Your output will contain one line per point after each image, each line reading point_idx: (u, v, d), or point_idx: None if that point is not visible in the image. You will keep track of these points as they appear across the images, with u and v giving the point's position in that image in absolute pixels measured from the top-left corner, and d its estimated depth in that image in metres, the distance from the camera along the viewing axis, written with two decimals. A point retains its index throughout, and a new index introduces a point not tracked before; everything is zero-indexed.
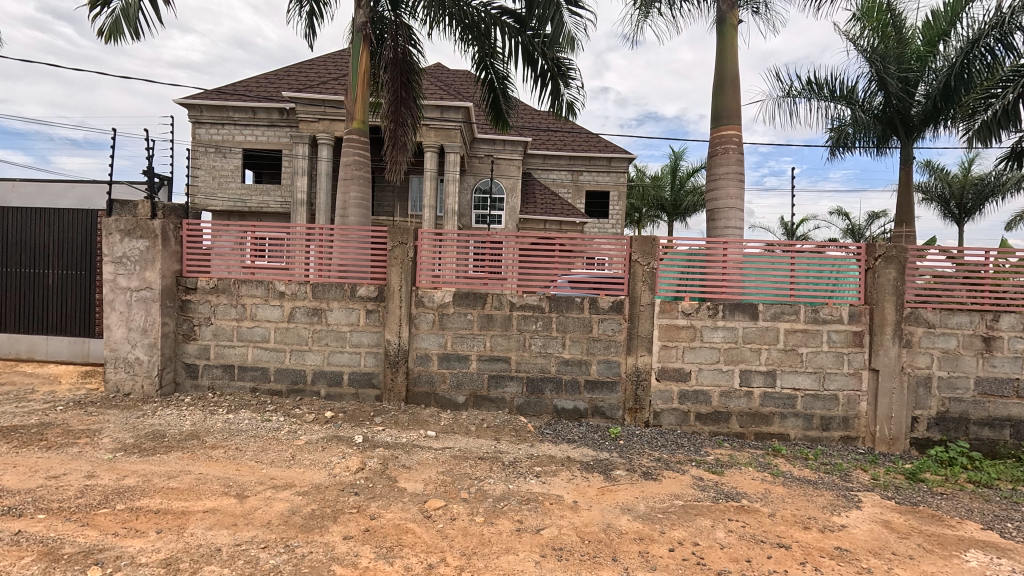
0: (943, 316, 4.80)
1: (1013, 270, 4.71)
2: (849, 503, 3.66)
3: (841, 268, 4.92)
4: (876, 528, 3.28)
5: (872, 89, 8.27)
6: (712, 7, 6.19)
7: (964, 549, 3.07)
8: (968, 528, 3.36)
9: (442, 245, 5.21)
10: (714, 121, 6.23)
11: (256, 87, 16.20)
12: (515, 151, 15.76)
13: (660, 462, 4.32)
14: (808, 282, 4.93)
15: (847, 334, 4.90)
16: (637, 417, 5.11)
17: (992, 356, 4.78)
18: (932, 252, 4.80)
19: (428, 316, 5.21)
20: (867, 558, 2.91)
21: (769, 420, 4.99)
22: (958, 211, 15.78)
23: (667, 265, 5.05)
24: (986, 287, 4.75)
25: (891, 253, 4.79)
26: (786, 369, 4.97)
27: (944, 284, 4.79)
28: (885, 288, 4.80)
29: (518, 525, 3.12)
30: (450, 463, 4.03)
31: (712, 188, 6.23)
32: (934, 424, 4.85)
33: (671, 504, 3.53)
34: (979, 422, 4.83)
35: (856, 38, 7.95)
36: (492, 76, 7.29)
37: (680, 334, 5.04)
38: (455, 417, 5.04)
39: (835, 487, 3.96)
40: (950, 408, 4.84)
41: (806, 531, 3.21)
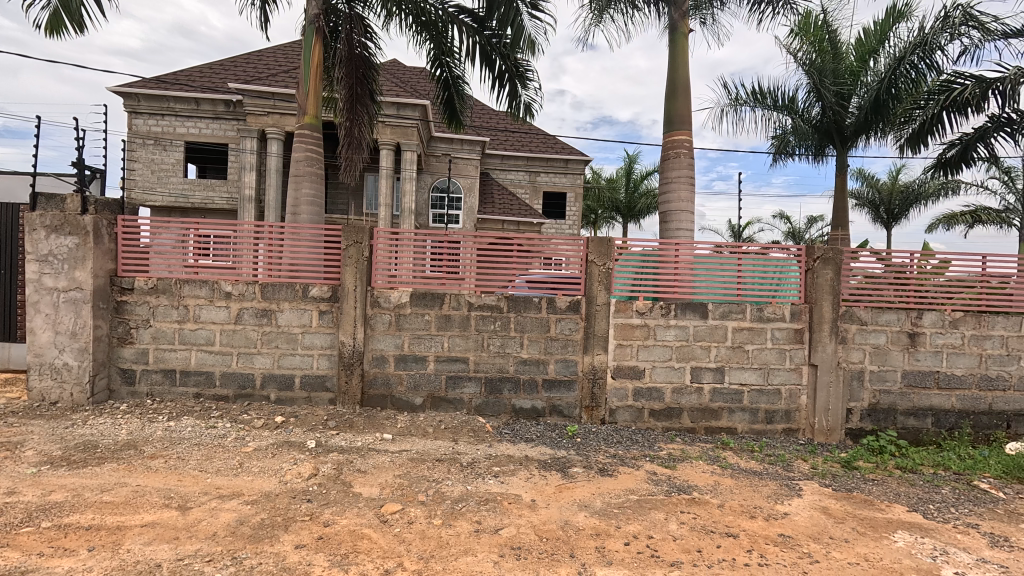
0: (874, 314, 5.14)
1: (934, 271, 5.10)
2: (792, 491, 3.86)
3: (784, 269, 5.20)
4: (815, 514, 3.48)
5: (810, 100, 8.75)
6: (666, 15, 6.37)
7: (892, 531, 3.30)
8: (896, 511, 3.61)
9: (398, 244, 5.13)
10: (666, 126, 6.41)
11: (200, 78, 15.42)
12: (472, 150, 15.69)
13: (616, 458, 4.42)
14: (754, 282, 5.17)
15: (789, 331, 5.18)
16: (593, 415, 5.19)
17: (916, 350, 5.16)
18: (863, 254, 5.15)
19: (384, 317, 5.11)
20: (807, 543, 3.08)
21: (718, 415, 5.20)
22: (887, 217, 16.84)
23: (624, 264, 5.17)
24: (911, 287, 5.13)
25: (829, 255, 5.08)
26: (734, 365, 5.19)
27: (875, 285, 5.14)
28: (823, 288, 5.09)
29: (477, 526, 3.11)
30: (408, 466, 3.97)
31: (665, 191, 6.42)
32: (866, 415, 5.19)
33: (626, 499, 3.61)
34: (905, 412, 5.20)
35: (796, 52, 8.41)
36: (449, 75, 7.25)
37: (634, 333, 5.17)
38: (412, 419, 4.96)
39: (778, 477, 4.17)
40: (880, 400, 5.19)
41: (752, 520, 3.37)
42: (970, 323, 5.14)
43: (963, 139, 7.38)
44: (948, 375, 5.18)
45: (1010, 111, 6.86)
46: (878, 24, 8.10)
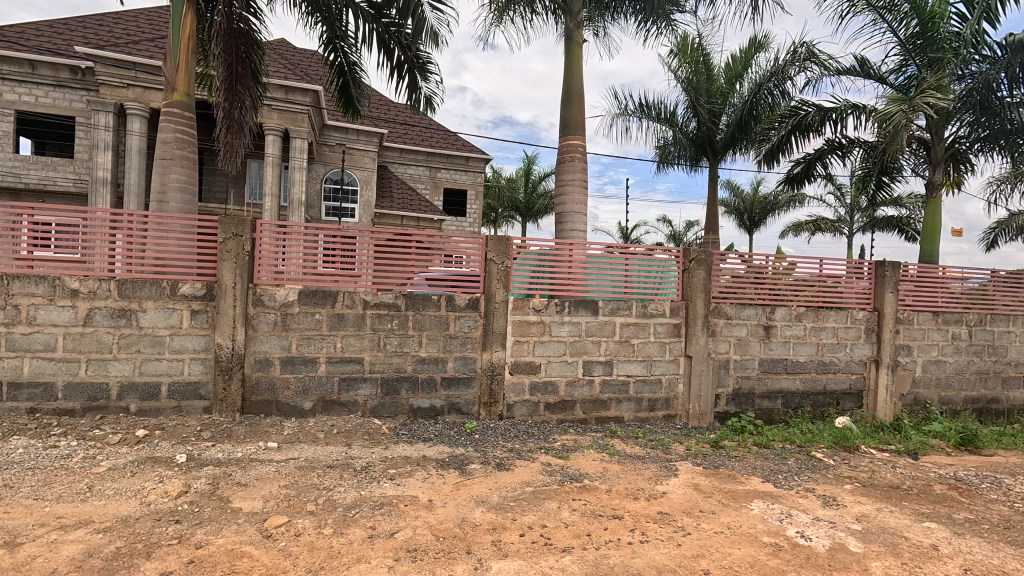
0: (738, 309, 5.80)
1: (785, 272, 5.89)
2: (669, 472, 4.24)
3: (665, 269, 5.66)
4: (688, 491, 3.85)
5: (687, 115, 9.63)
6: (562, 23, 6.63)
7: (750, 500, 3.75)
8: (752, 483, 4.12)
9: (286, 238, 4.80)
10: (562, 130, 6.67)
11: (36, 36, 13.09)
12: (369, 142, 15.10)
13: (512, 452, 4.52)
14: (639, 280, 5.58)
15: (668, 326, 5.66)
16: (492, 411, 5.27)
17: (770, 341, 5.91)
18: (731, 257, 5.78)
19: (269, 316, 4.74)
20: (681, 518, 3.40)
21: (607, 405, 5.54)
22: (749, 224, 19.04)
23: (521, 263, 5.30)
24: (768, 286, 5.87)
25: (701, 257, 5.64)
26: (621, 358, 5.56)
27: (740, 284, 5.80)
28: (696, 286, 5.64)
29: (371, 532, 3.01)
30: (295, 475, 3.73)
31: (560, 192, 6.69)
32: (731, 399, 5.84)
33: (522, 491, 3.71)
34: (761, 395, 5.93)
35: (675, 70, 9.20)
36: (344, 60, 6.90)
37: (531, 329, 5.33)
38: (301, 425, 4.67)
39: (658, 460, 4.54)
40: (742, 385, 5.87)
41: (635, 501, 3.64)
42: (811, 317, 6.01)
43: (807, 158, 8.59)
44: (794, 362, 6.00)
45: (840, 137, 8.11)
46: (743, 52, 9.13)
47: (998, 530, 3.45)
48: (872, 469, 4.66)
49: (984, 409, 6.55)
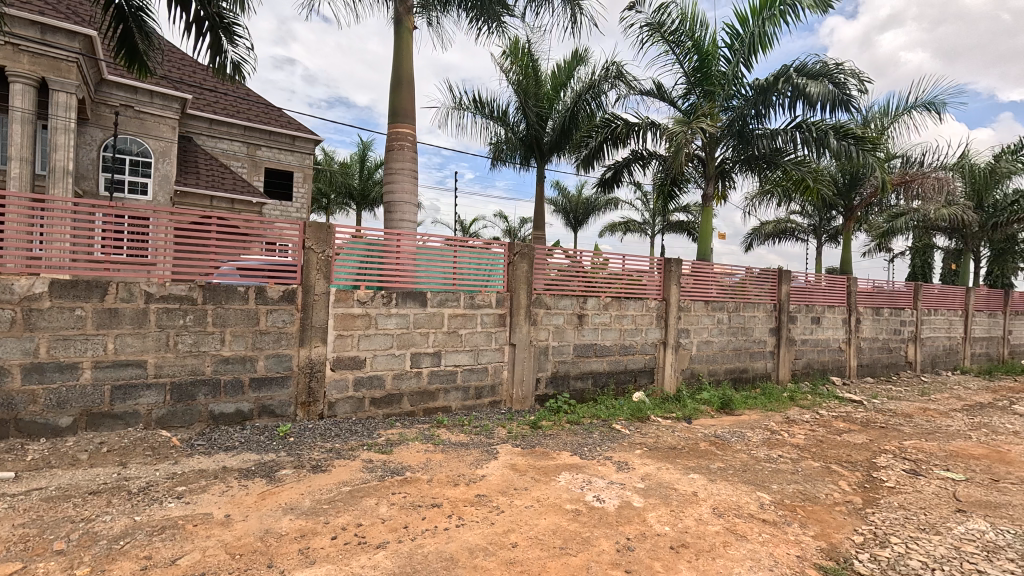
0: (556, 300, 6.31)
1: (597, 267, 6.60)
2: (490, 455, 4.44)
3: (494, 262, 5.89)
4: (505, 472, 4.08)
5: (518, 116, 10.15)
6: (392, 5, 6.42)
7: (558, 473, 4.12)
8: (562, 457, 4.54)
9: (43, 216, 3.84)
10: (391, 117, 6.48)
11: None
12: (167, 108, 12.88)
13: (331, 452, 4.28)
14: (469, 272, 5.71)
15: (494, 316, 5.91)
16: (310, 411, 4.91)
17: (583, 328, 6.57)
18: (557, 252, 6.27)
19: (4, 313, 3.74)
20: (496, 497, 3.58)
21: (435, 396, 5.57)
22: (574, 222, 20.85)
23: (347, 253, 5.02)
24: (584, 279, 6.52)
25: (525, 251, 6.01)
26: (449, 349, 5.64)
27: (562, 278, 6.33)
28: (520, 278, 5.99)
29: (146, 562, 2.57)
30: (39, 509, 3.00)
31: (389, 181, 6.50)
32: (549, 382, 6.35)
33: (338, 492, 3.53)
34: (575, 377, 6.56)
35: (507, 71, 9.61)
36: (124, 3, 5.73)
37: (356, 322, 5.09)
38: (54, 447, 3.77)
39: (481, 445, 4.73)
40: (559, 369, 6.41)
41: (455, 487, 3.73)
42: (615, 306, 6.83)
43: (616, 165, 9.70)
44: (602, 346, 6.76)
45: (643, 150, 9.33)
46: (567, 62, 9.92)
47: (738, 473, 4.34)
48: (657, 434, 5.51)
49: (738, 378, 8.18)
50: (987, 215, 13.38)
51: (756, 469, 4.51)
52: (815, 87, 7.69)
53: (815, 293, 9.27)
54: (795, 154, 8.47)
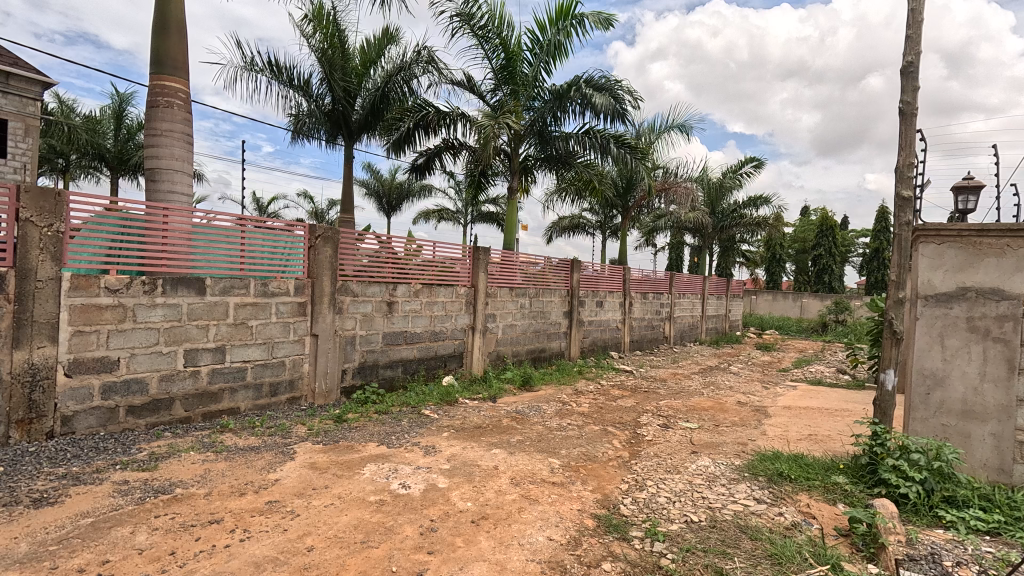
0: (364, 287, 6.04)
1: (408, 254, 6.53)
2: (285, 457, 4.06)
3: (291, 246, 5.34)
4: (302, 472, 3.76)
5: (322, 88, 9.35)
6: None
7: (362, 465, 3.97)
8: (368, 448, 4.39)
9: None
10: (154, 65, 5.34)
11: None
12: None
13: (66, 479, 3.39)
14: (261, 257, 5.09)
15: (292, 305, 5.37)
16: (33, 430, 3.81)
17: (392, 315, 6.43)
18: (369, 237, 6.00)
19: None
20: (291, 501, 3.28)
21: (218, 397, 4.84)
22: (387, 207, 19.90)
23: (91, 230, 4.01)
24: (395, 266, 6.39)
25: (329, 234, 5.60)
26: (235, 343, 4.95)
27: (372, 264, 6.10)
28: (323, 264, 5.57)
29: None
30: None
31: (152, 144, 5.38)
32: (356, 372, 6.06)
33: (74, 528, 2.82)
34: (384, 365, 6.39)
35: (309, 35, 8.75)
36: None
37: (103, 315, 4.10)
38: None
39: (275, 446, 4.28)
40: (367, 358, 6.17)
41: (241, 497, 3.31)
42: (425, 293, 6.84)
43: (428, 152, 9.67)
44: (412, 333, 6.72)
45: (453, 140, 9.49)
46: (377, 38, 9.46)
47: (534, 444, 4.77)
48: (464, 415, 5.72)
49: (537, 357, 8.98)
50: (717, 220, 17.00)
51: (549, 438, 5.01)
52: (600, 99, 8.80)
53: (599, 281, 10.68)
54: (585, 157, 9.56)
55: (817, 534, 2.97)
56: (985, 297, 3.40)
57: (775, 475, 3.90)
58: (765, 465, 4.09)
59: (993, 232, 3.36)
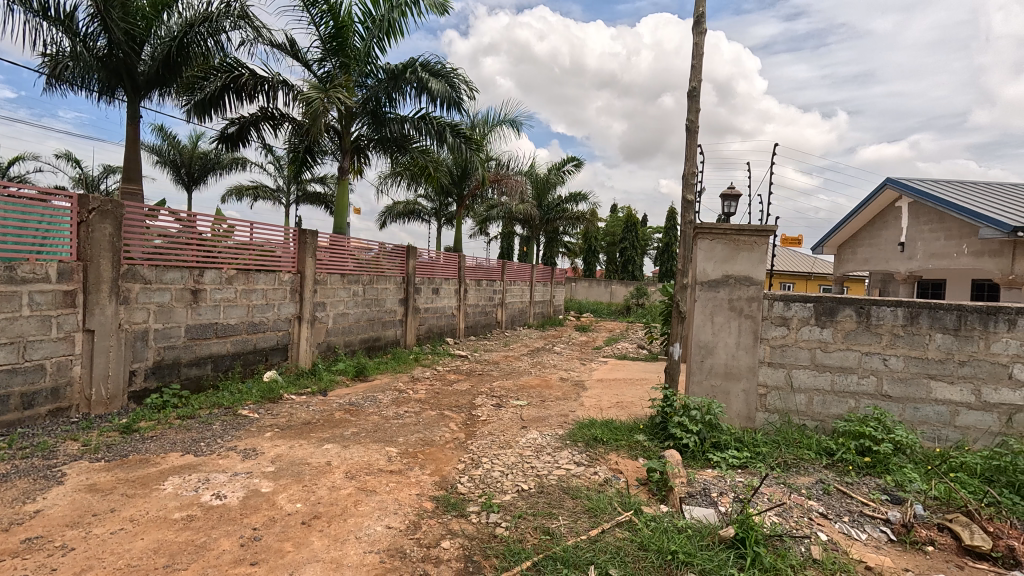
0: (159, 272, 5.13)
1: (219, 235, 5.75)
2: (50, 482, 3.26)
3: (51, 220, 4.23)
4: (76, 498, 3.07)
5: None
6: None
7: (163, 480, 3.40)
8: (170, 460, 3.77)
9: None
10: None
11: None
12: None
13: None
14: (2, 233, 3.93)
15: (54, 295, 4.28)
16: None
17: (198, 305, 5.58)
18: (163, 213, 5.11)
19: None
20: (62, 534, 2.67)
21: None
22: (188, 180, 16.11)
23: None
24: (201, 248, 5.55)
25: (107, 208, 4.60)
26: None
27: (170, 245, 5.20)
28: (100, 244, 4.55)
29: None
30: None
31: None
32: (150, 373, 5.12)
33: None
34: (188, 364, 5.51)
35: None
36: None
37: None
38: None
39: (32, 471, 3.40)
40: (164, 356, 5.25)
41: None
42: (240, 279, 6.08)
43: (241, 120, 8.52)
44: (224, 325, 5.92)
45: (273, 109, 8.52)
46: None
47: (369, 435, 4.63)
48: (290, 412, 5.27)
49: (372, 346, 8.67)
50: (544, 212, 18.32)
51: (385, 427, 4.91)
52: (435, 85, 8.77)
53: (435, 268, 10.71)
54: (420, 142, 9.45)
55: (624, 486, 3.47)
56: (740, 283, 4.31)
57: (591, 439, 4.43)
58: (583, 432, 4.61)
59: (746, 231, 4.25)
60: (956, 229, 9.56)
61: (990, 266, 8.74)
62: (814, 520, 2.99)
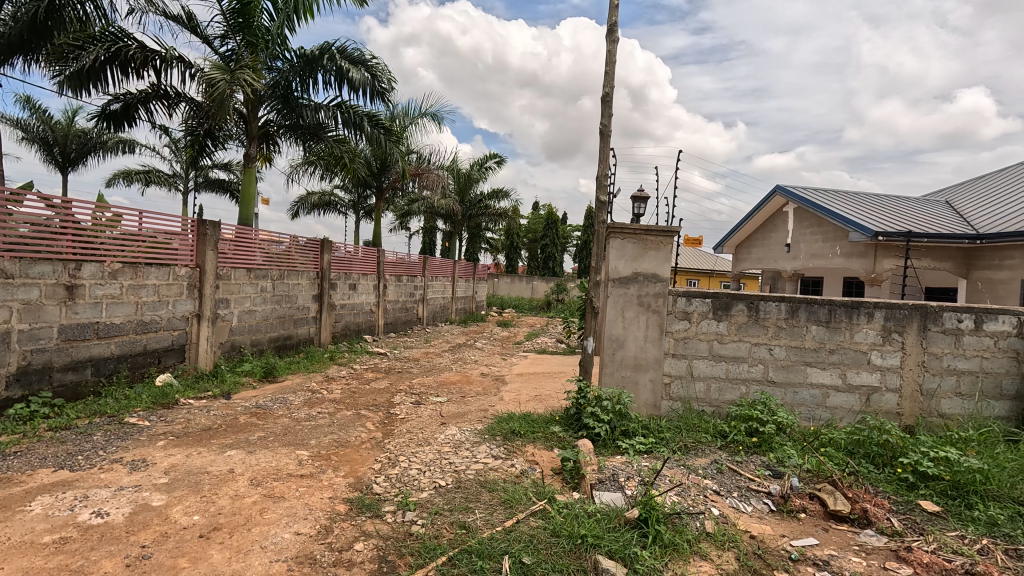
0: (24, 265, 4.51)
1: (102, 225, 5.16)
2: None
3: None
4: None
5: None
6: None
7: (29, 500, 3.01)
8: (39, 477, 3.34)
9: None
10: None
11: None
12: None
13: None
14: None
15: None
16: None
17: (74, 303, 4.97)
18: (30, 198, 4.51)
19: None
20: None
21: None
22: (62, 160, 14.22)
23: None
24: (78, 239, 4.95)
25: None
26: None
27: (39, 234, 4.60)
28: None
29: None
30: None
31: None
32: (14, 380, 4.49)
33: None
34: (62, 368, 4.90)
35: None
36: None
37: None
38: None
39: None
40: (32, 360, 4.62)
41: None
42: (127, 273, 5.50)
43: (126, 97, 7.66)
44: (107, 324, 5.32)
45: (166, 86, 7.75)
46: None
47: (278, 438, 4.39)
48: (186, 418, 4.87)
49: (282, 345, 8.20)
50: (465, 208, 18.27)
51: (296, 430, 4.68)
52: (356, 74, 8.43)
53: (352, 263, 10.33)
54: (336, 132, 9.05)
55: (539, 476, 3.59)
56: (648, 280, 4.58)
57: (509, 433, 4.53)
58: (501, 426, 4.70)
59: (654, 232, 4.52)
60: (832, 233, 10.79)
61: (856, 266, 9.96)
62: (708, 497, 3.27)
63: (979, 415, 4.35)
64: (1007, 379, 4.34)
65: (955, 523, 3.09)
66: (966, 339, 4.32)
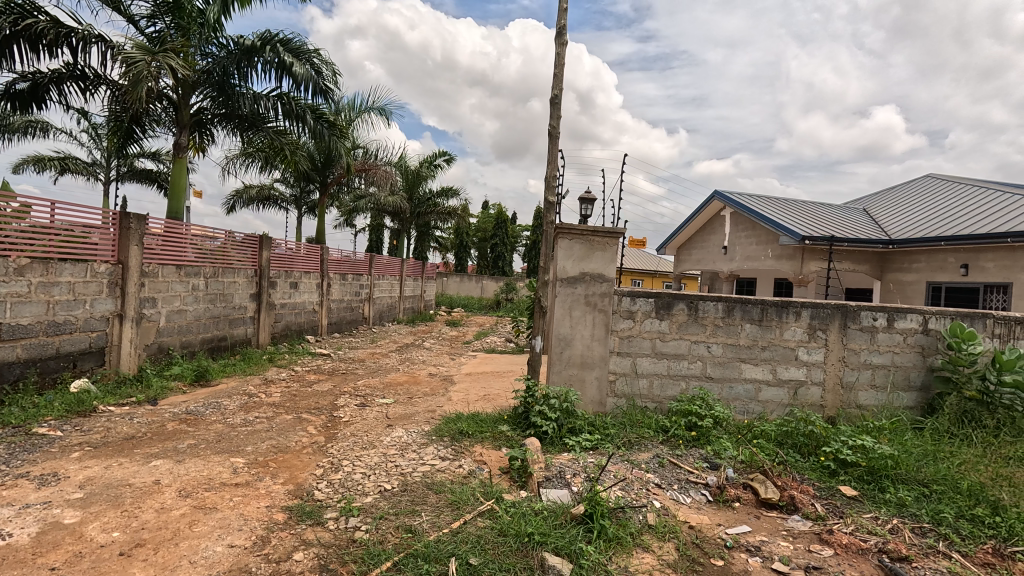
0: None
1: (7, 216, 4.69)
2: None
3: None
4: None
5: None
6: None
7: None
8: None
9: None
10: None
11: None
12: None
13: None
14: None
15: None
16: None
17: None
18: None
19: None
20: None
21: None
22: None
23: None
24: None
25: None
26: None
27: None
28: None
29: None
30: None
31: None
32: None
33: None
34: None
35: None
36: None
37: None
38: None
39: None
40: None
41: None
42: (38, 269, 5.03)
43: (35, 76, 6.98)
44: (12, 325, 4.83)
45: (83, 67, 7.14)
46: None
47: (210, 446, 4.14)
48: (106, 427, 4.50)
49: (216, 346, 7.74)
50: (414, 206, 17.97)
51: (230, 436, 4.43)
52: (300, 67, 8.08)
53: (293, 260, 9.91)
54: (276, 124, 8.64)
55: (487, 476, 3.58)
56: (594, 280, 4.68)
57: (456, 433, 4.49)
58: (449, 427, 4.65)
59: (600, 233, 4.62)
60: (764, 236, 11.44)
61: (786, 268, 10.60)
62: (650, 490, 3.38)
63: (891, 404, 4.75)
64: (915, 372, 4.75)
65: (870, 505, 3.35)
66: (880, 336, 4.70)
